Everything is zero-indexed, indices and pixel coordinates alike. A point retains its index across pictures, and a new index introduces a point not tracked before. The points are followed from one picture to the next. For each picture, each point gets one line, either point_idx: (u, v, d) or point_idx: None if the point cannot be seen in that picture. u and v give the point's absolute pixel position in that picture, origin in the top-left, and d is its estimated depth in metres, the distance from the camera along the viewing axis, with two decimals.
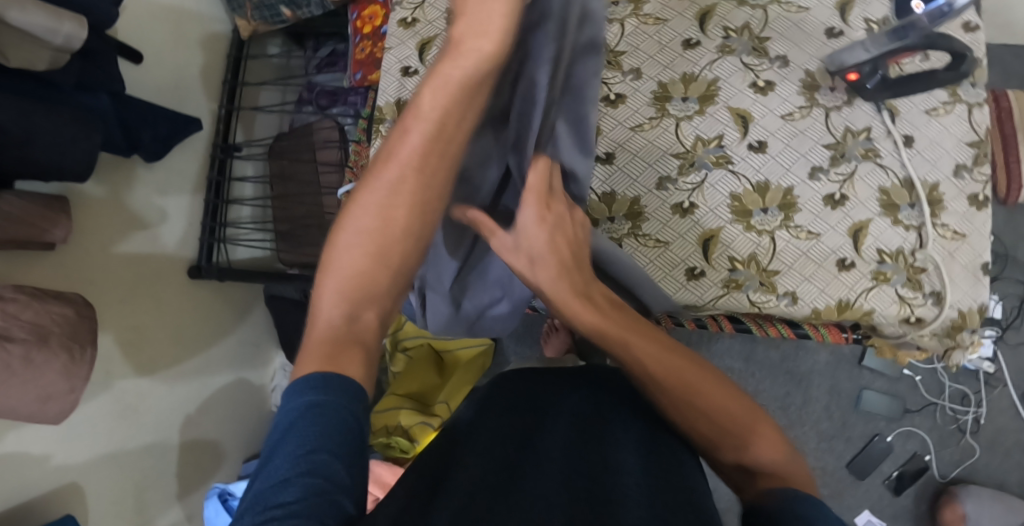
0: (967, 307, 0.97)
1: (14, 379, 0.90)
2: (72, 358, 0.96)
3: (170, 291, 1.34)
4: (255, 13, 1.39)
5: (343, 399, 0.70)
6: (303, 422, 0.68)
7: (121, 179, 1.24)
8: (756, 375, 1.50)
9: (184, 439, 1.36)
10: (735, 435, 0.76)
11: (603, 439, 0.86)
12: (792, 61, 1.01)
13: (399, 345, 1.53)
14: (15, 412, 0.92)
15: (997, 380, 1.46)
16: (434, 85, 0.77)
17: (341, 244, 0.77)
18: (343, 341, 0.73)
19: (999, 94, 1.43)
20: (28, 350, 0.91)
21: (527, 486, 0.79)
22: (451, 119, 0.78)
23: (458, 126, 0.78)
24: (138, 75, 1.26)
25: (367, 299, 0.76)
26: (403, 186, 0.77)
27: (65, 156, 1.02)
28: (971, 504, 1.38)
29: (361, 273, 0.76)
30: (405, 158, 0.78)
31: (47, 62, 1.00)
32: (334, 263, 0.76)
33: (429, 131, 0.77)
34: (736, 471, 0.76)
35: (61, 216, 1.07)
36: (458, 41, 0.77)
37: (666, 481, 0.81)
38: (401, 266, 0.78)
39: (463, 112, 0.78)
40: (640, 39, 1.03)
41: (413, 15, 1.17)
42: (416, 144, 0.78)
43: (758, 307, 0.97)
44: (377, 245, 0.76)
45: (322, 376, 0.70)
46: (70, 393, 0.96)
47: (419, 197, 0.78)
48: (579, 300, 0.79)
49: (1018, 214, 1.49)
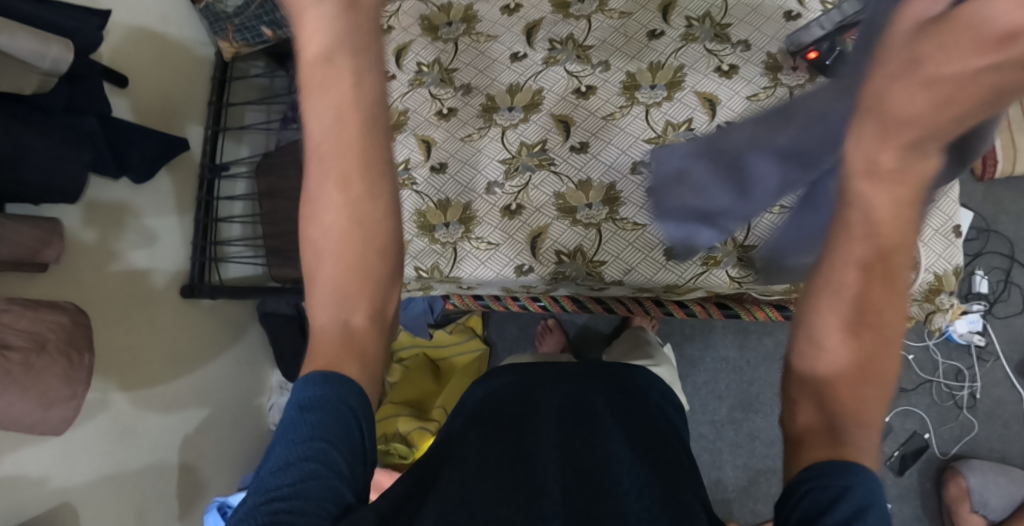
0: (942, 269, 1.00)
1: (15, 388, 0.90)
2: (71, 362, 0.97)
3: (164, 310, 1.36)
4: (236, 35, 1.43)
5: (344, 391, 0.71)
6: (306, 409, 0.70)
7: (115, 207, 1.27)
8: (751, 363, 1.52)
9: (183, 458, 1.37)
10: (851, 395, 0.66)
11: (597, 427, 0.89)
12: (753, 45, 1.09)
13: (395, 356, 1.54)
14: (17, 421, 0.92)
15: (989, 353, 1.47)
16: (305, 67, 0.74)
17: (311, 257, 0.76)
18: (341, 349, 0.74)
19: None
20: (27, 356, 0.92)
21: (524, 474, 0.81)
22: (338, 93, 0.74)
23: (352, 89, 0.74)
24: (126, 99, 1.29)
25: (350, 301, 0.76)
26: (324, 179, 0.75)
27: (58, 177, 1.05)
28: (975, 478, 1.38)
29: (335, 276, 0.76)
30: (318, 152, 0.75)
31: (36, 86, 1.02)
32: (317, 282, 0.76)
33: (329, 109, 0.74)
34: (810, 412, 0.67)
35: (54, 236, 1.09)
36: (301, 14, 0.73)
37: (662, 464, 0.84)
38: (372, 261, 0.76)
39: (348, 79, 0.74)
40: (607, 34, 1.13)
41: (389, 24, 1.21)
42: (320, 130, 0.74)
43: (736, 282, 1.05)
44: (340, 252, 0.76)
45: (328, 374, 0.72)
46: (72, 399, 0.97)
47: (354, 184, 0.75)
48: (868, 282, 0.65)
49: (997, 188, 1.52)
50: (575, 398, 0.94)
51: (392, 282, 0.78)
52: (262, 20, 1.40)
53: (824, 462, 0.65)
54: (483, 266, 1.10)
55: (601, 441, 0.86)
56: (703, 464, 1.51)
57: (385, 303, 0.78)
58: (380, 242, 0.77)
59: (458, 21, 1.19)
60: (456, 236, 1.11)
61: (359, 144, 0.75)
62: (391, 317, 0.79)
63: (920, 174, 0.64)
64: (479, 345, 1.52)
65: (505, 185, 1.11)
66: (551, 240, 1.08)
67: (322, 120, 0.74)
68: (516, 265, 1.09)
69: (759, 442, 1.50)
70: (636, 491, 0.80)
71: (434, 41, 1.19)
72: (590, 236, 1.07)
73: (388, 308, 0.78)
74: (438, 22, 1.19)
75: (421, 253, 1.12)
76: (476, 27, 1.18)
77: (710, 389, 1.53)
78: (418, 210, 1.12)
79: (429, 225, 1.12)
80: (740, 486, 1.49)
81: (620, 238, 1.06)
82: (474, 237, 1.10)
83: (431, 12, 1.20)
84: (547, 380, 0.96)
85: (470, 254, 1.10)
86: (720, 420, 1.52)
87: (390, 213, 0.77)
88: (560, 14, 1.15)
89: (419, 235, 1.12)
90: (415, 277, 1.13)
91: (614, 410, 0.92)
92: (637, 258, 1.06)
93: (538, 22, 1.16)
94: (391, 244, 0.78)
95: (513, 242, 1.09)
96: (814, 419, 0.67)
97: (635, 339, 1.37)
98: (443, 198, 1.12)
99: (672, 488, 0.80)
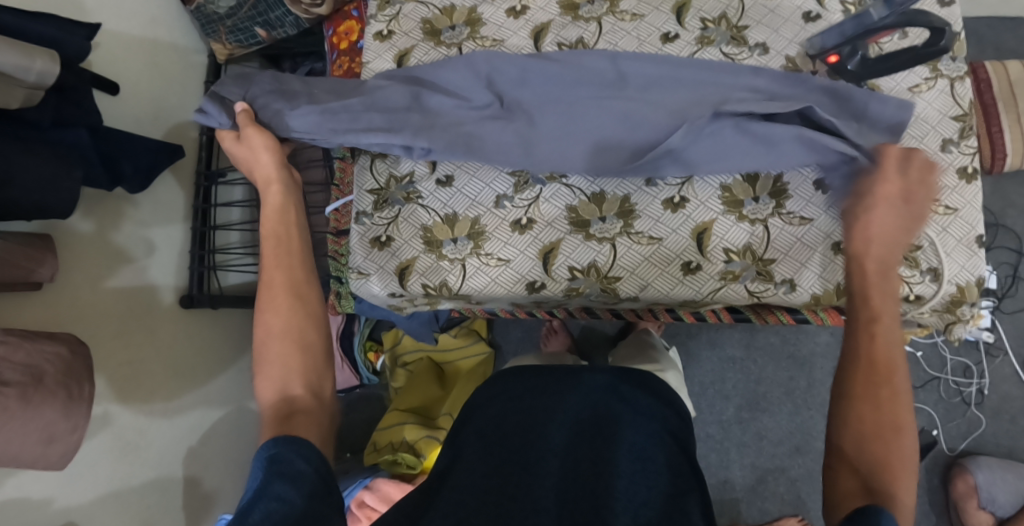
0: (965, 280, 1.01)
1: (14, 422, 0.88)
2: (70, 395, 0.94)
3: (162, 321, 1.32)
4: (229, 37, 1.38)
5: (309, 456, 0.75)
6: (276, 467, 0.73)
7: (110, 224, 1.24)
8: (757, 362, 1.52)
9: (188, 470, 1.35)
10: (859, 418, 0.77)
11: (609, 440, 0.87)
12: (771, 48, 1.07)
13: (399, 361, 1.53)
14: (17, 458, 0.91)
15: (998, 349, 1.47)
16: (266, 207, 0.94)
17: (262, 341, 0.85)
18: (283, 414, 0.81)
19: (976, 65, 1.44)
20: (25, 391, 0.89)
21: (526, 497, 0.83)
22: (290, 218, 0.93)
23: (292, 217, 0.94)
24: (116, 107, 1.24)
25: (288, 371, 0.84)
26: (276, 268, 0.89)
27: (50, 196, 1.01)
28: (983, 475, 1.37)
29: (280, 354, 0.84)
30: (272, 260, 0.89)
31: (23, 100, 0.98)
32: (264, 359, 0.84)
33: (275, 229, 0.92)
34: (850, 453, 0.77)
35: (47, 253, 1.06)
36: (261, 170, 0.97)
37: (659, 481, 0.85)
38: (312, 345, 0.86)
39: (297, 212, 0.95)
40: (619, 37, 1.10)
41: (389, 28, 1.17)
42: (271, 244, 0.90)
43: (756, 297, 1.04)
44: (286, 326, 0.85)
45: (290, 437, 0.76)
46: (72, 433, 0.95)
47: (296, 284, 0.88)
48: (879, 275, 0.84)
49: (1005, 181, 1.50)
50: (587, 408, 0.90)
51: (327, 363, 0.87)
52: (256, 21, 1.36)
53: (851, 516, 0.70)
54: (493, 283, 1.08)
55: (605, 456, 0.86)
56: (711, 464, 1.50)
57: (323, 379, 0.85)
58: (314, 316, 0.88)
59: (462, 25, 1.15)
60: (465, 252, 1.09)
61: (298, 244, 0.92)
62: (329, 397, 0.85)
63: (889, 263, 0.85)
64: (485, 348, 1.51)
65: (515, 198, 1.08)
66: (563, 255, 1.07)
67: (269, 221, 0.92)
68: (528, 281, 1.08)
69: (766, 441, 1.49)
70: (633, 511, 0.82)
71: (437, 46, 1.15)
72: (604, 251, 1.06)
73: (326, 385, 0.86)
74: (441, 25, 1.16)
75: (429, 269, 1.09)
76: (482, 31, 1.14)
77: (717, 389, 1.52)
78: (425, 225, 1.10)
79: (437, 241, 1.10)
80: (749, 486, 1.48)
81: (636, 252, 1.06)
82: (484, 253, 1.08)
83: (433, 15, 1.16)
84: (548, 380, 0.93)
85: (479, 271, 1.08)
86: (727, 420, 1.51)
87: (321, 298, 0.89)
88: (569, 16, 1.12)
89: (426, 251, 1.10)
90: (423, 293, 1.11)
91: (633, 420, 0.90)
92: (652, 274, 1.06)
93: (546, 24, 1.12)
94: (325, 327, 0.89)
95: (524, 257, 1.07)
96: (854, 481, 0.75)
97: (639, 344, 1.35)
98: (451, 212, 1.10)
99: (666, 511, 0.82)
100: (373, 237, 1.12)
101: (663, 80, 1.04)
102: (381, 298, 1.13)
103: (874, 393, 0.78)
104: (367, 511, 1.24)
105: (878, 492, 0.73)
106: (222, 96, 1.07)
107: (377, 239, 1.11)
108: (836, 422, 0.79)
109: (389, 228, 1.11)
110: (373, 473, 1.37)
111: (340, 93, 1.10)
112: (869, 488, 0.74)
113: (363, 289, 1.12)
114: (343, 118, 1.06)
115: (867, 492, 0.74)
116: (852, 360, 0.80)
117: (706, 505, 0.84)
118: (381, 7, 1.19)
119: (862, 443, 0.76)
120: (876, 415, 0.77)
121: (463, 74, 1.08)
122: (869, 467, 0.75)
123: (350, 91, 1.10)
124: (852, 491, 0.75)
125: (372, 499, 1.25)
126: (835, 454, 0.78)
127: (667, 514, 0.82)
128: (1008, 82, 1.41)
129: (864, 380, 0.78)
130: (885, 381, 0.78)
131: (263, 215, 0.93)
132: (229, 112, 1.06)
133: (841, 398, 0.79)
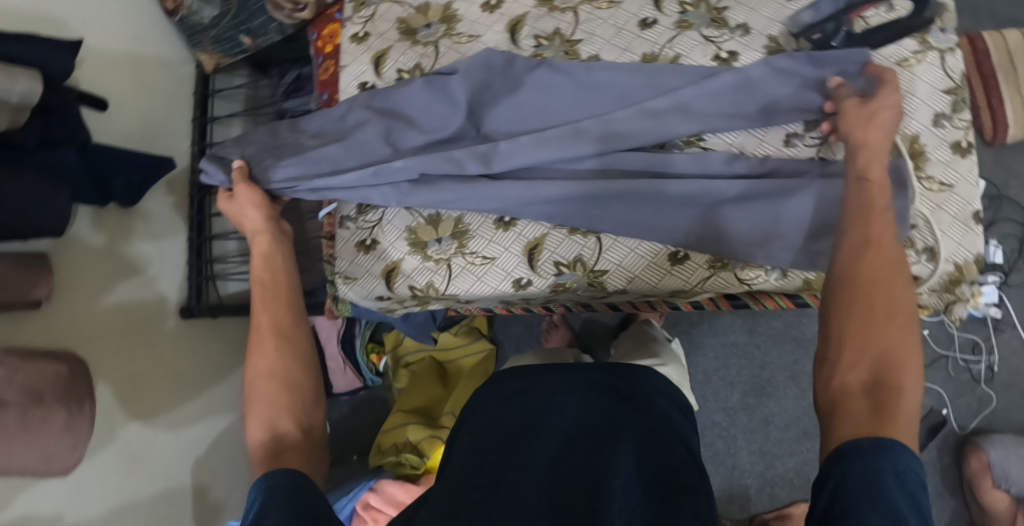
0: (962, 259, 1.00)
1: (16, 443, 0.90)
2: (71, 413, 0.96)
3: (163, 335, 1.33)
4: (215, 47, 1.39)
5: (297, 482, 0.75)
6: (274, 496, 0.74)
7: (120, 241, 1.26)
8: (761, 347, 1.50)
9: (196, 479, 1.36)
10: (857, 309, 0.76)
11: (607, 444, 0.84)
12: (752, 29, 1.06)
13: (401, 361, 1.54)
14: (20, 474, 0.92)
15: (1006, 324, 1.44)
16: (258, 256, 0.97)
17: (249, 386, 0.87)
18: (273, 451, 0.81)
19: (974, 36, 1.41)
20: (25, 411, 0.91)
21: (513, 498, 0.80)
22: (276, 264, 0.96)
23: (280, 264, 0.96)
24: (104, 122, 1.25)
25: (276, 411, 0.84)
26: (263, 310, 0.91)
27: (39, 214, 1.01)
28: (996, 452, 1.35)
29: (267, 395, 0.85)
30: (260, 307, 0.91)
31: (8, 121, 0.99)
32: (252, 399, 0.85)
33: (265, 277, 0.95)
34: (850, 352, 0.75)
35: (42, 273, 1.06)
36: (250, 227, 1.01)
37: (674, 477, 0.82)
38: (301, 384, 0.87)
39: (286, 257, 0.98)
40: (596, 25, 1.09)
41: (365, 30, 1.17)
42: (256, 293, 0.93)
43: (747, 284, 1.03)
44: (272, 368, 0.87)
45: (290, 471, 0.77)
46: (73, 449, 0.96)
47: (282, 332, 0.90)
48: (868, 182, 0.84)
49: (1007, 152, 1.48)
50: (587, 409, 0.88)
51: (315, 400, 0.87)
52: (239, 29, 1.36)
53: (857, 440, 0.70)
54: (480, 282, 1.08)
55: (604, 458, 0.83)
56: (718, 453, 1.49)
57: (311, 414, 0.86)
58: (301, 355, 0.89)
59: (437, 22, 1.15)
60: (450, 251, 1.08)
61: (284, 292, 0.93)
62: (318, 432, 0.86)
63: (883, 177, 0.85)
64: (485, 347, 1.50)
65: None
66: (549, 251, 1.06)
67: (256, 269, 0.95)
68: (514, 278, 1.07)
69: (773, 426, 1.48)
70: (630, 511, 0.79)
71: (413, 45, 1.14)
72: (590, 245, 1.05)
73: (314, 420, 0.86)
74: (417, 24, 1.15)
75: (415, 271, 1.10)
76: (457, 27, 1.13)
77: (721, 376, 1.51)
78: (409, 226, 1.10)
79: (421, 242, 1.09)
80: (758, 472, 1.47)
81: (621, 245, 1.05)
82: (469, 252, 1.08)
83: (408, 14, 1.16)
84: (550, 381, 0.91)
85: (464, 270, 1.08)
86: (733, 407, 1.50)
87: (308, 337, 0.91)
88: (544, 7, 1.12)
89: (412, 252, 1.10)
90: (411, 294, 1.11)
91: (637, 419, 0.88)
92: (640, 266, 1.05)
93: (522, 17, 1.12)
94: (313, 366, 0.89)
95: (509, 254, 1.07)
96: (861, 371, 0.74)
97: (641, 335, 1.34)
98: (434, 213, 1.09)
99: (665, 511, 0.78)
100: (359, 240, 1.12)
101: (643, 88, 1.04)
102: (370, 300, 1.14)
103: (887, 294, 0.77)
104: (373, 513, 1.24)
105: (885, 386, 0.73)
106: (221, 156, 1.11)
107: (362, 243, 1.12)
108: (833, 313, 0.78)
109: (373, 231, 1.11)
110: (376, 476, 1.37)
111: (320, 142, 1.10)
112: (876, 383, 0.73)
113: (352, 293, 1.13)
114: (327, 168, 1.07)
115: (871, 382, 0.73)
116: (847, 251, 0.80)
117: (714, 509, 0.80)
118: (356, 9, 1.19)
119: (858, 339, 0.75)
120: (866, 308, 0.76)
121: (440, 112, 1.07)
122: (877, 357, 0.74)
123: (331, 135, 1.10)
124: (852, 386, 0.74)
125: (378, 501, 1.26)
126: (831, 348, 0.77)
127: (665, 516, 0.78)
128: (1006, 51, 1.38)
129: (866, 271, 0.78)
130: (885, 271, 0.78)
131: (252, 263, 0.96)
132: (227, 169, 1.09)
133: (840, 290, 0.78)
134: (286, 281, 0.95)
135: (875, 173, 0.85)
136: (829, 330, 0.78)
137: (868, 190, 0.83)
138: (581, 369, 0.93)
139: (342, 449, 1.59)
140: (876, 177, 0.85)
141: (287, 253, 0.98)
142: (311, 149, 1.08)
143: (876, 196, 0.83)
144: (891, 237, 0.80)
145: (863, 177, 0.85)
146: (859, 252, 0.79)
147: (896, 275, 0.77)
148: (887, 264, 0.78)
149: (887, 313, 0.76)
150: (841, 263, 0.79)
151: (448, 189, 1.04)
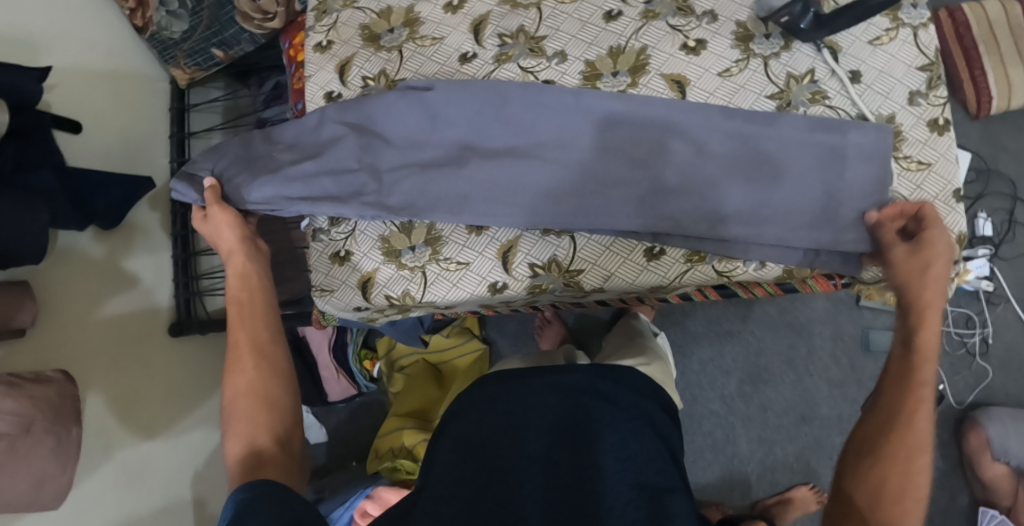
0: None
1: (4, 472, 0.90)
2: (59, 440, 0.96)
3: (156, 353, 1.32)
4: (187, 61, 1.37)
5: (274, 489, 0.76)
6: (252, 505, 0.74)
7: (120, 253, 1.28)
8: (755, 333, 1.50)
9: (196, 493, 1.36)
10: (873, 469, 0.84)
11: (585, 447, 0.85)
12: (719, 15, 1.04)
13: (396, 365, 1.52)
14: (10, 504, 0.92)
15: (999, 297, 1.43)
16: (234, 273, 0.97)
17: (228, 402, 0.88)
18: (252, 466, 0.83)
19: (953, 9, 1.39)
20: (13, 443, 0.91)
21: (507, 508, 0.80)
22: (253, 281, 0.96)
23: (256, 280, 0.97)
24: (82, 145, 1.24)
25: (255, 426, 0.86)
26: (241, 327, 0.92)
27: (17, 241, 1.01)
28: (995, 427, 1.33)
29: (245, 411, 0.87)
30: (238, 326, 0.92)
31: None
32: (232, 415, 0.87)
33: (242, 294, 0.95)
34: (856, 511, 0.83)
35: (25, 299, 1.06)
36: (225, 243, 1.00)
37: (651, 474, 0.82)
38: (280, 400, 0.89)
39: (263, 273, 0.98)
40: (561, 20, 1.08)
41: (328, 39, 1.16)
42: (234, 310, 0.93)
43: (725, 275, 1.04)
44: (251, 385, 0.88)
45: (264, 480, 0.77)
46: (62, 473, 0.97)
47: (260, 349, 0.91)
48: (906, 348, 0.89)
49: (993, 124, 1.46)
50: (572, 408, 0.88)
51: (294, 413, 0.89)
52: (211, 42, 1.35)
53: None
54: (456, 288, 1.07)
55: (586, 458, 0.84)
56: (717, 441, 1.48)
57: (291, 429, 0.88)
58: (279, 371, 0.90)
59: (400, 26, 1.14)
60: (424, 258, 1.08)
61: (263, 310, 0.94)
62: (298, 445, 0.88)
63: (931, 349, 0.87)
64: (479, 346, 1.51)
65: None
66: (523, 252, 1.06)
67: (232, 286, 0.96)
68: (490, 283, 1.07)
69: (771, 412, 1.47)
70: (621, 508, 0.80)
71: (377, 51, 1.13)
72: (564, 245, 1.05)
73: (294, 434, 0.88)
74: (379, 30, 1.14)
75: (390, 280, 1.09)
76: (420, 30, 1.12)
77: (717, 365, 1.50)
78: (382, 235, 1.09)
79: (395, 250, 1.09)
80: (758, 458, 1.46)
81: (596, 243, 1.05)
82: (443, 258, 1.07)
83: (371, 20, 1.15)
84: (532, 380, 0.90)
85: (439, 277, 1.08)
86: (730, 394, 1.49)
87: (286, 353, 0.92)
88: (507, 5, 1.11)
89: (386, 261, 1.09)
90: (387, 304, 1.11)
91: (618, 418, 0.87)
92: (616, 264, 1.05)
93: (485, 16, 1.11)
94: (292, 381, 0.91)
95: (484, 259, 1.06)
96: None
97: (628, 330, 1.33)
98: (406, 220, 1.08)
99: (651, 507, 0.80)
100: (333, 252, 1.11)
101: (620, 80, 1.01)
102: (348, 312, 1.14)
103: (903, 472, 0.83)
104: None
105: None
106: (192, 174, 1.09)
107: (337, 254, 1.11)
108: (852, 465, 0.86)
109: (346, 242, 1.11)
110: (373, 482, 1.37)
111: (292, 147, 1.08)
112: None
113: (330, 305, 1.13)
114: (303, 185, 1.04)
115: None
116: (885, 417, 0.86)
117: (693, 507, 0.82)
118: (318, 18, 1.18)
119: (873, 505, 0.83)
120: (881, 478, 0.83)
121: (412, 116, 1.04)
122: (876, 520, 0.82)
123: (305, 147, 1.07)
124: None
125: (375, 507, 1.26)
126: (843, 502, 0.85)
127: (652, 513, 0.80)
128: (985, 22, 1.36)
129: (890, 439, 0.85)
130: (911, 450, 0.84)
131: (228, 281, 0.96)
132: (198, 188, 1.07)
133: (866, 452, 0.86)
134: (263, 297, 0.95)
135: (922, 340, 0.88)
136: (844, 484, 0.86)
137: (914, 358, 0.87)
138: (569, 368, 0.92)
139: (341, 456, 1.59)
140: (926, 346, 0.87)
141: (263, 269, 0.98)
142: (285, 160, 1.06)
143: (922, 365, 0.87)
144: (927, 414, 0.85)
145: (910, 345, 0.88)
146: (891, 424, 0.85)
147: (921, 452, 0.84)
148: (914, 444, 0.84)
149: (901, 494, 0.82)
150: (874, 423, 0.87)
151: (425, 196, 1.04)
